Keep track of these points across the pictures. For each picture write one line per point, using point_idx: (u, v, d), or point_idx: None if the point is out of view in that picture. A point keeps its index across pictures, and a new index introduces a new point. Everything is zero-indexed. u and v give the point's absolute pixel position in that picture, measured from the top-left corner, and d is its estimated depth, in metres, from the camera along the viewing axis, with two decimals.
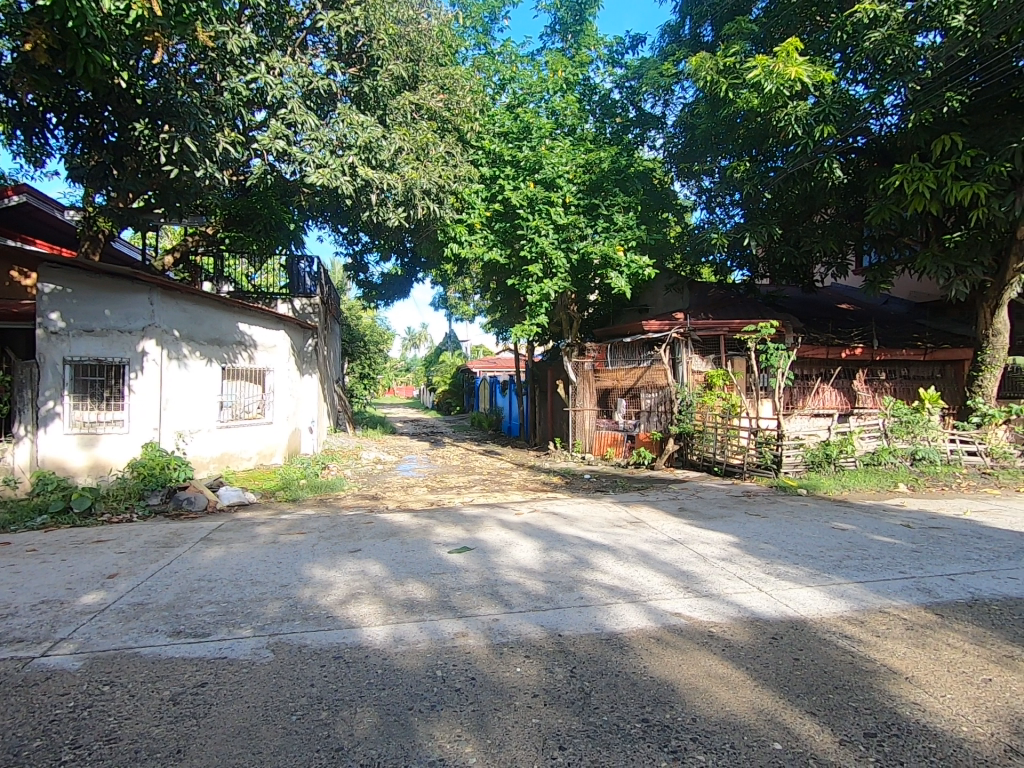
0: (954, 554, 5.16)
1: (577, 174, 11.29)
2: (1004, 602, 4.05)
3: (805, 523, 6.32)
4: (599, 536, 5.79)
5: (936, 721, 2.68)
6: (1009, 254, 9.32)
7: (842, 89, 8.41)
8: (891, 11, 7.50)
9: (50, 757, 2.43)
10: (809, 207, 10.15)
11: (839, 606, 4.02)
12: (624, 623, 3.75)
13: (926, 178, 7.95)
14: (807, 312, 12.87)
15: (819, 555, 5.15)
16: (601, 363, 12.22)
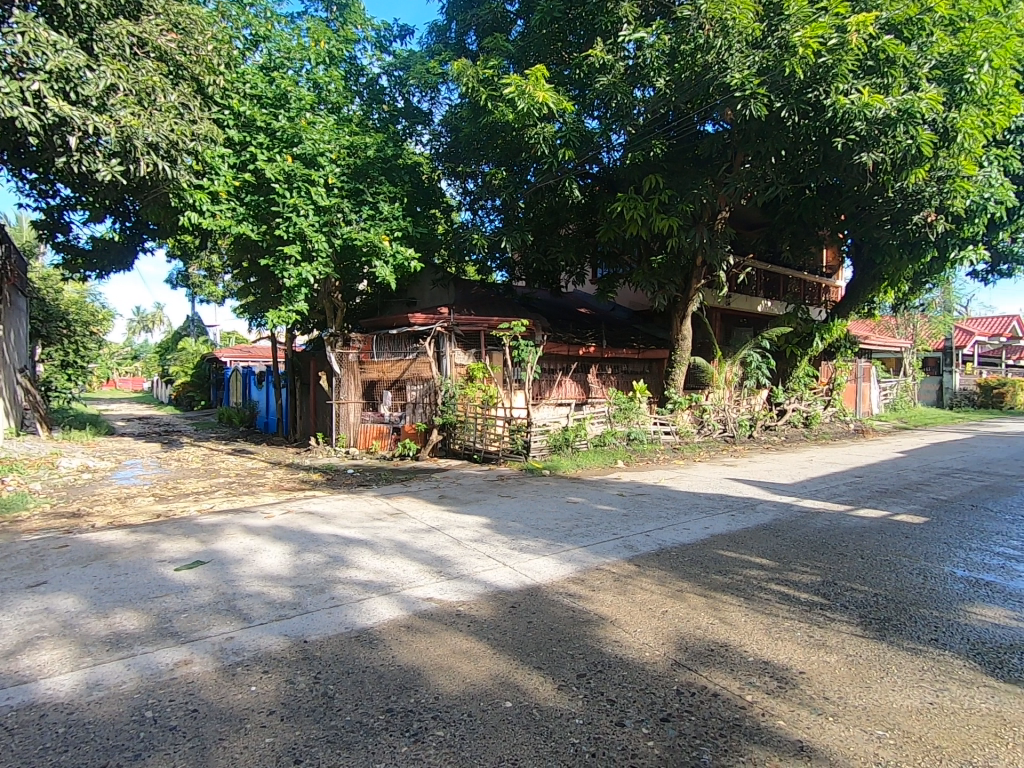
0: (650, 514, 6.44)
1: (340, 156, 10.72)
2: (679, 548, 5.19)
3: (546, 500, 7.17)
4: (357, 531, 5.64)
5: (629, 653, 3.27)
6: (691, 277, 11.94)
7: (579, 119, 9.54)
8: (614, 62, 8.71)
9: None
10: (555, 221, 11.47)
11: (566, 569, 4.65)
12: (375, 616, 3.71)
13: (639, 208, 9.64)
14: (553, 313, 14.59)
15: (555, 526, 5.89)
16: (366, 355, 11.93)
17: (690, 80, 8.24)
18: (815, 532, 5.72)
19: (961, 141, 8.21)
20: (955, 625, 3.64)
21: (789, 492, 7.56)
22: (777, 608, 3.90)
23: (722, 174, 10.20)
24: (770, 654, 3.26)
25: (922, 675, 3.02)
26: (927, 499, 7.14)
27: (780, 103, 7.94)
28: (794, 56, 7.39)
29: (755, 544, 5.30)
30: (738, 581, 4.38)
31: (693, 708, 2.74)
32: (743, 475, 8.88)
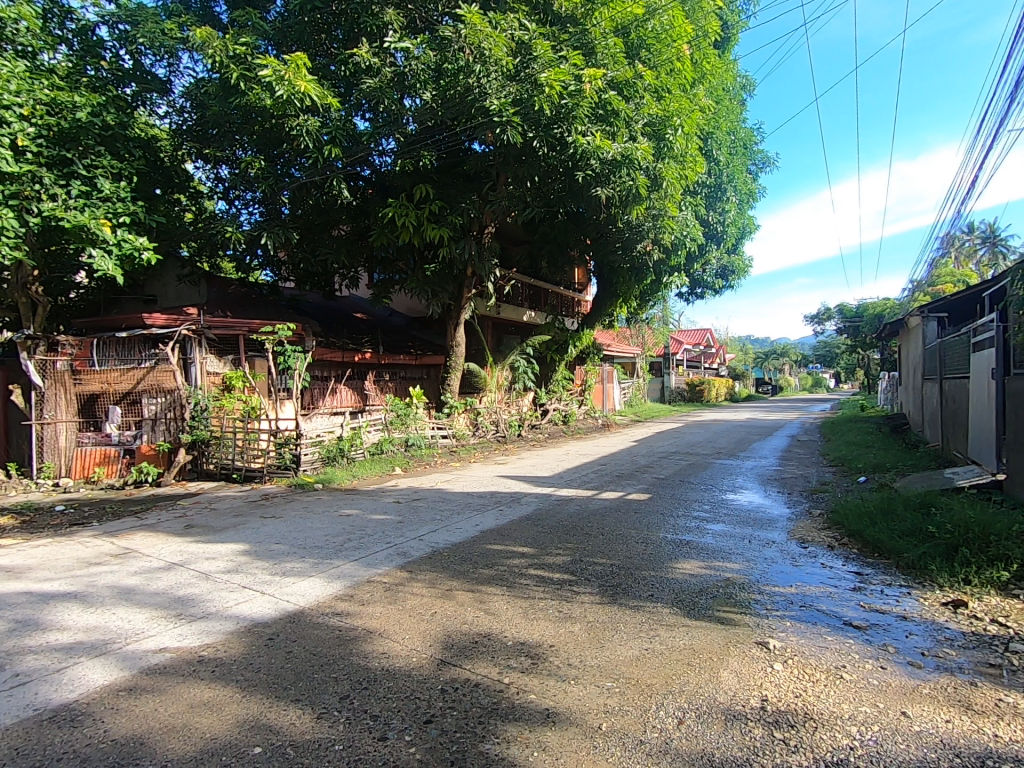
0: (424, 518, 6.52)
1: (34, 113, 8.37)
2: (450, 547, 5.36)
3: (316, 516, 6.72)
4: (62, 584, 4.50)
5: (395, 662, 3.23)
6: (463, 287, 12.52)
7: (346, 116, 9.14)
8: (381, 66, 8.65)
9: None
10: (325, 220, 10.92)
11: (334, 587, 4.41)
12: (83, 686, 3.00)
13: (410, 216, 9.78)
14: (326, 317, 13.88)
15: (324, 543, 5.56)
16: (83, 363, 9.64)
17: (454, 98, 8.61)
18: (567, 516, 6.47)
19: (666, 187, 10.18)
20: (666, 581, 4.45)
21: (549, 483, 8.44)
22: (534, 591, 4.29)
23: (487, 192, 10.95)
24: (526, 635, 3.55)
25: (640, 627, 3.62)
26: (650, 479, 8.67)
27: (532, 134, 8.85)
28: (542, 93, 8.30)
29: (518, 534, 5.77)
30: (502, 571, 4.69)
31: (455, 702, 2.83)
32: (512, 472, 9.62)
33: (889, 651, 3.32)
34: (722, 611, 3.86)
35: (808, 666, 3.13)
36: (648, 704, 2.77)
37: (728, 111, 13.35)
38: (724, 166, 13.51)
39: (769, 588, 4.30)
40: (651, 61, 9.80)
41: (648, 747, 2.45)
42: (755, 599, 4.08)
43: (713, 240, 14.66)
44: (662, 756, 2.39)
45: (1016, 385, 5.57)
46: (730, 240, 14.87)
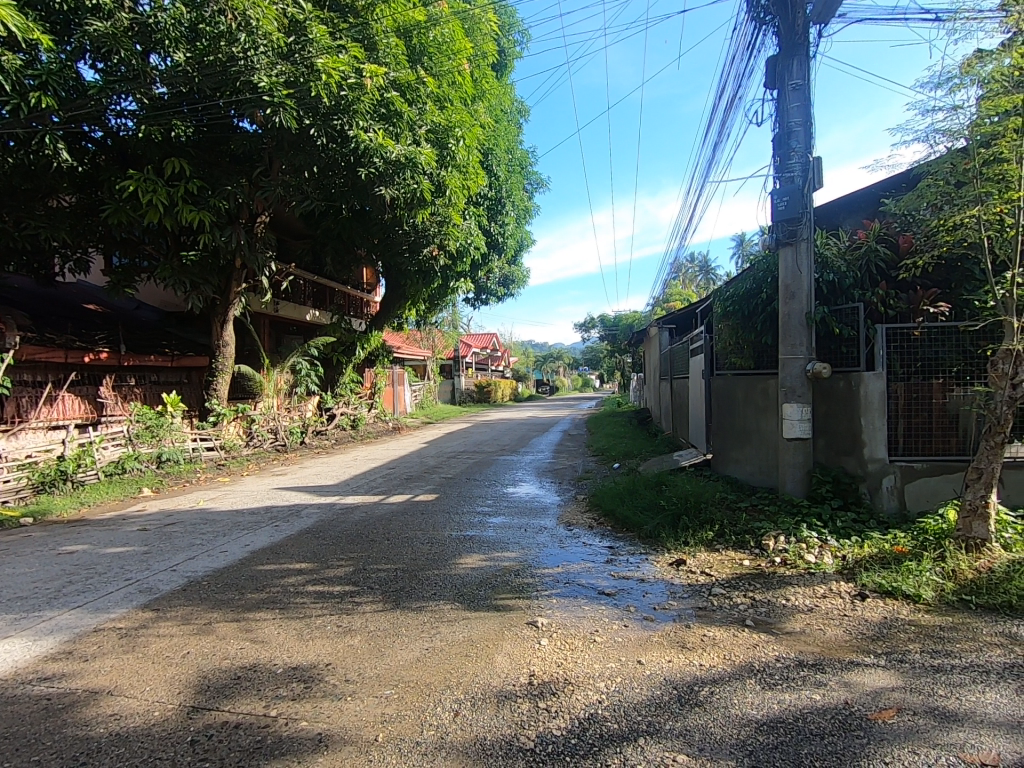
0: (179, 545, 5.60)
1: None
2: (211, 575, 4.69)
3: (20, 559, 5.27)
4: None
5: (129, 722, 2.69)
6: (231, 279, 11.15)
7: (65, 61, 7.37)
8: (114, 8, 7.20)
9: None
10: (35, 185, 8.65)
11: (44, 646, 3.50)
12: None
13: (160, 193, 8.34)
14: (39, 308, 11.05)
15: (31, 593, 4.38)
16: None
17: (214, 66, 7.62)
18: (352, 525, 6.20)
19: (450, 195, 10.52)
20: (448, 578, 4.55)
21: (333, 492, 7.99)
22: (311, 608, 4.01)
23: (258, 176, 9.94)
24: (298, 658, 3.28)
25: (422, 627, 3.65)
26: (437, 479, 8.83)
27: (309, 120, 8.32)
28: (318, 79, 7.86)
29: (296, 550, 5.32)
30: (275, 593, 4.28)
31: (208, 752, 2.47)
32: (292, 483, 8.88)
33: (631, 610, 3.90)
34: (498, 599, 4.11)
35: (569, 636, 3.50)
36: (425, 704, 2.79)
37: (505, 130, 14.34)
38: (503, 181, 14.47)
39: (540, 571, 4.71)
40: (432, 69, 9.99)
41: (424, 747, 2.46)
42: (529, 583, 4.42)
43: (496, 250, 15.60)
44: (437, 753, 2.42)
45: (718, 384, 7.06)
46: (509, 251, 15.96)
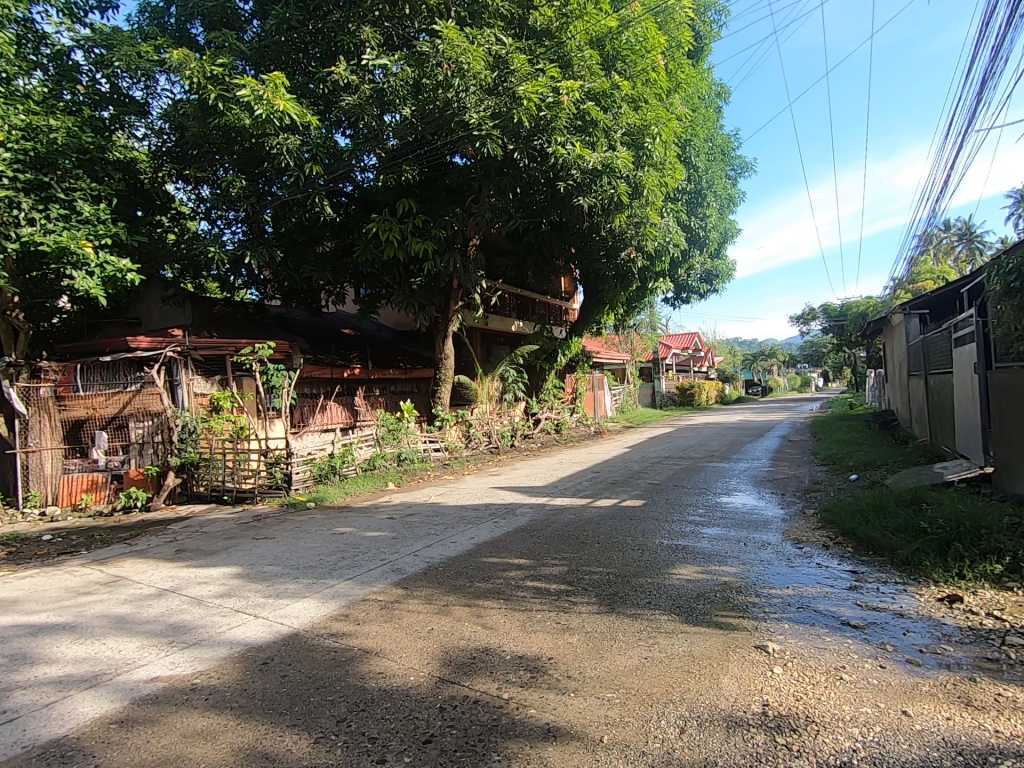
0: (418, 533, 6.46)
1: (10, 138, 8.00)
2: (446, 562, 5.31)
3: (310, 535, 6.66)
4: (50, 616, 4.43)
5: (393, 681, 3.18)
6: (450, 298, 12.52)
7: (327, 135, 9.15)
8: (360, 83, 8.66)
9: None
10: (309, 237, 10.85)
11: (329, 607, 4.35)
12: (74, 719, 2.94)
13: (394, 230, 9.76)
14: (313, 335, 13.80)
15: (319, 563, 5.49)
16: (67, 388, 9.51)
17: (434, 113, 8.70)
18: (563, 526, 6.44)
19: (648, 195, 10.34)
20: (663, 588, 4.43)
21: (543, 494, 8.41)
22: (531, 602, 4.27)
23: (469, 205, 11.02)
24: (524, 648, 3.52)
25: (640, 635, 3.60)
26: (644, 485, 8.68)
27: (514, 146, 8.95)
28: (521, 106, 8.40)
29: (514, 546, 5.73)
30: (498, 584, 4.65)
31: (454, 721, 2.78)
32: (505, 483, 9.60)
33: (888, 649, 3.32)
34: (720, 616, 3.85)
35: (807, 668, 3.12)
36: (649, 714, 2.75)
37: (704, 118, 13.60)
38: (704, 172, 13.70)
39: (767, 591, 4.29)
40: (626, 72, 9.96)
41: (650, 759, 2.43)
42: (753, 602, 4.07)
43: (696, 245, 14.84)
44: None
45: (999, 379, 5.66)
46: (712, 244, 15.01)
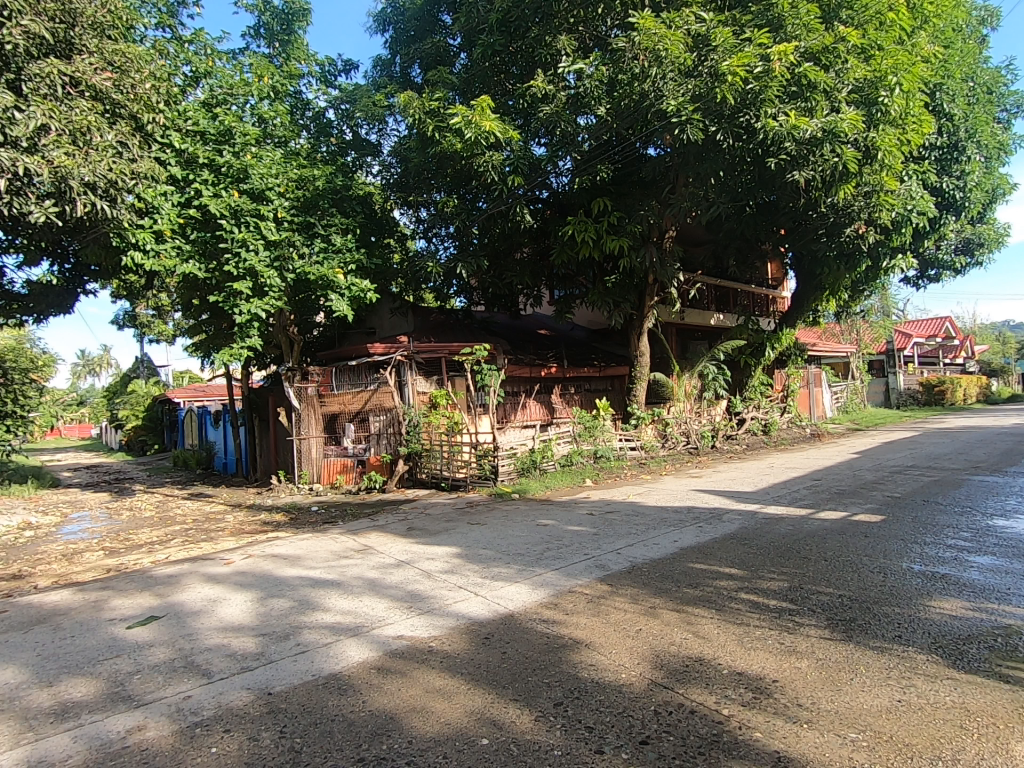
0: (619, 531, 6.46)
1: (288, 189, 10.18)
2: (651, 564, 5.21)
3: (517, 524, 7.12)
4: (323, 572, 5.49)
5: (605, 675, 3.23)
6: (645, 294, 12.26)
7: (527, 147, 9.67)
8: (556, 92, 8.96)
9: None
10: (509, 245, 11.58)
11: (540, 594, 4.60)
12: (344, 659, 3.59)
13: (589, 230, 9.89)
14: (514, 336, 14.72)
15: (527, 551, 5.84)
16: (326, 388, 11.62)
17: (629, 108, 8.58)
18: (779, 537, 5.85)
19: (883, 158, 8.82)
20: (917, 621, 3.74)
21: (754, 500, 7.73)
22: (748, 617, 3.95)
23: (665, 196, 10.62)
24: (744, 665, 3.28)
25: (889, 675, 3.08)
26: (881, 498, 7.43)
27: (715, 127, 8.39)
28: (724, 83, 7.84)
29: (724, 554, 5.38)
30: (710, 593, 4.41)
31: (671, 728, 2.71)
32: (708, 486, 9.07)
33: None
34: (1004, 668, 3.10)
35: None
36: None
37: (961, 54, 11.13)
38: (962, 119, 11.19)
39: None
40: (854, 20, 8.64)
41: None
42: None
43: (950, 210, 12.19)
44: None
45: None
46: (975, 207, 12.20)
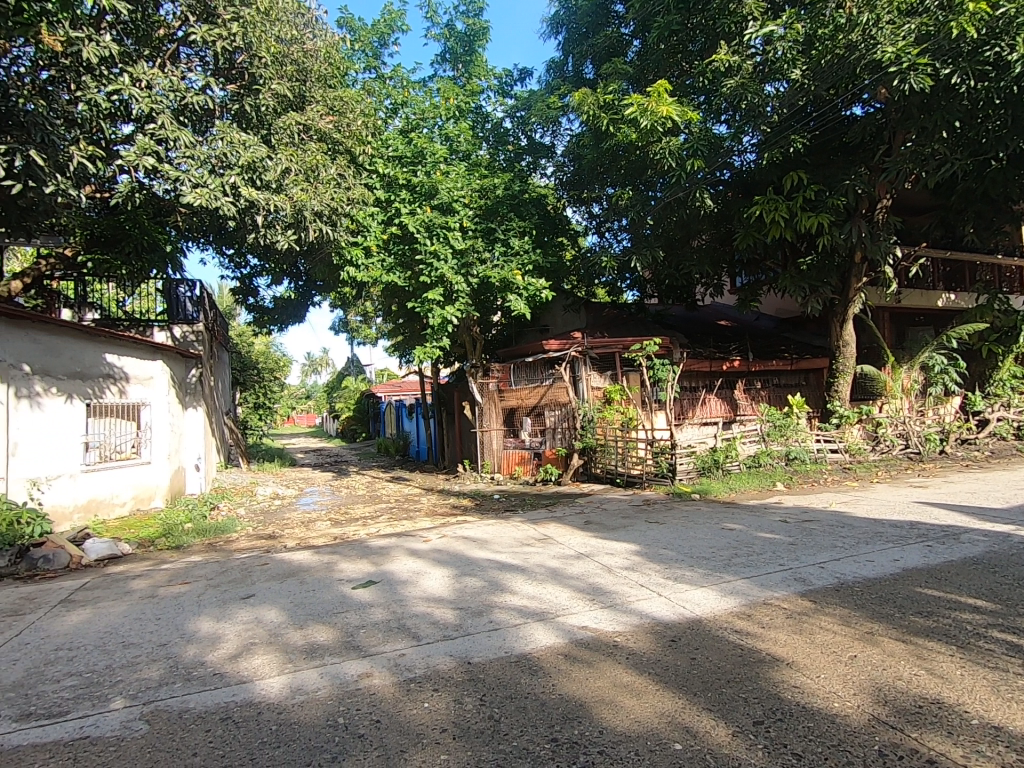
0: (821, 543, 5.77)
1: (473, 200, 10.99)
2: (865, 583, 4.56)
3: (699, 526, 6.78)
4: (508, 557, 5.85)
5: (812, 701, 2.93)
6: (849, 276, 10.74)
7: (708, 127, 9.13)
8: (742, 62, 8.30)
9: None
10: (687, 233, 11.01)
11: (730, 602, 4.32)
12: (533, 642, 3.78)
13: (780, 209, 8.95)
14: (691, 329, 14.00)
15: (712, 555, 5.53)
16: (505, 383, 12.31)
17: (832, 66, 7.61)
18: None
19: None
20: None
21: (1007, 520, 6.30)
22: (1006, 661, 3.24)
23: (878, 160, 9.23)
24: (1002, 719, 2.71)
25: None
26: None
27: (949, 69, 7.05)
28: (963, 14, 6.63)
29: (966, 582, 4.48)
30: (948, 625, 3.72)
31: None
32: (938, 499, 7.62)
33: None
34: None
35: None
36: None
37: None
38: None
39: None
40: None
41: None
42: None
43: None
44: None
45: None
46: None
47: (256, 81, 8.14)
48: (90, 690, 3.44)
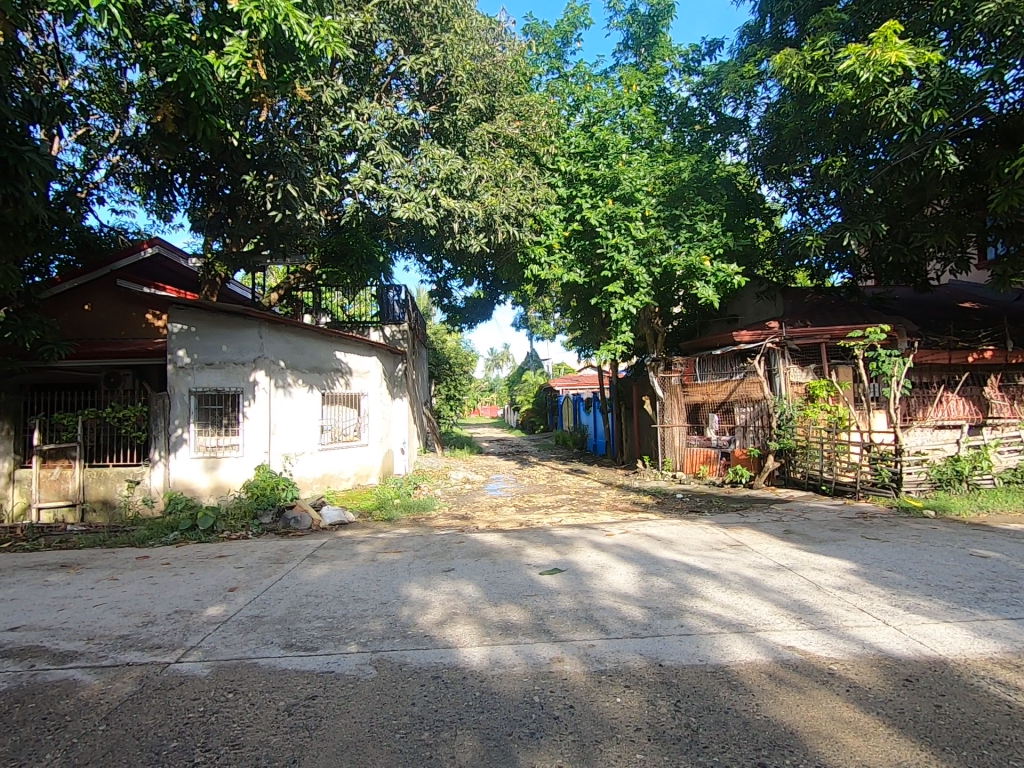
0: None
1: (656, 187, 10.63)
2: None
3: (936, 549, 5.67)
4: (697, 560, 5.55)
5: None
6: None
7: (951, 68, 7.58)
8: None
9: (273, 713, 3.05)
10: (920, 199, 9.20)
11: (988, 646, 3.53)
12: (731, 654, 3.53)
13: None
14: (921, 314, 11.76)
15: (957, 586, 4.58)
16: (689, 378, 11.69)
17: None
18: None
19: None
20: None
21: None
22: None
23: None
24: None
25: None
26: None
27: None
28: None
29: None
30: None
31: None
32: None
33: None
34: None
35: None
36: None
37: None
38: None
39: None
40: None
41: None
42: None
43: None
44: None
45: None
46: None
47: (454, 99, 8.89)
48: (333, 633, 4.11)
